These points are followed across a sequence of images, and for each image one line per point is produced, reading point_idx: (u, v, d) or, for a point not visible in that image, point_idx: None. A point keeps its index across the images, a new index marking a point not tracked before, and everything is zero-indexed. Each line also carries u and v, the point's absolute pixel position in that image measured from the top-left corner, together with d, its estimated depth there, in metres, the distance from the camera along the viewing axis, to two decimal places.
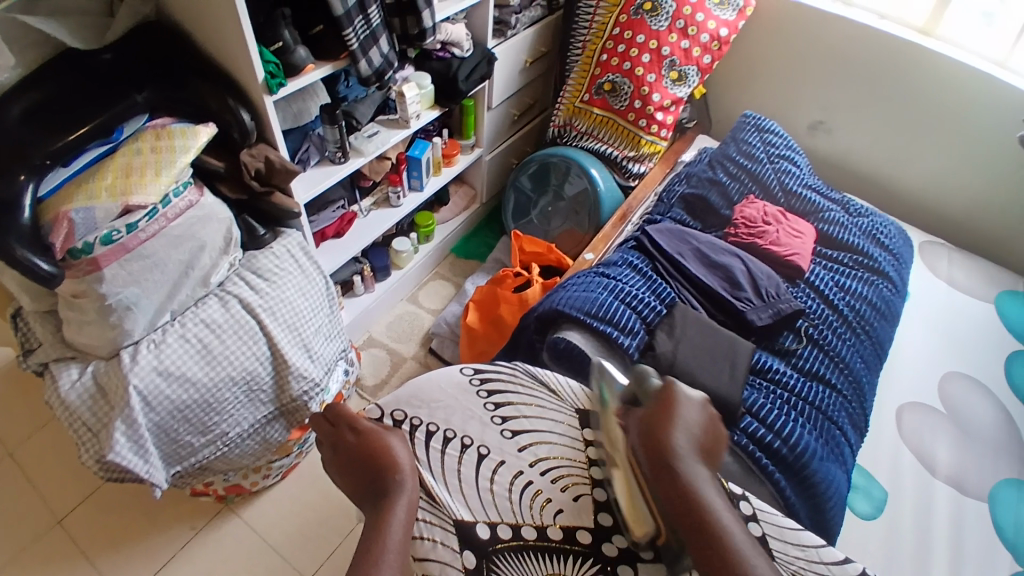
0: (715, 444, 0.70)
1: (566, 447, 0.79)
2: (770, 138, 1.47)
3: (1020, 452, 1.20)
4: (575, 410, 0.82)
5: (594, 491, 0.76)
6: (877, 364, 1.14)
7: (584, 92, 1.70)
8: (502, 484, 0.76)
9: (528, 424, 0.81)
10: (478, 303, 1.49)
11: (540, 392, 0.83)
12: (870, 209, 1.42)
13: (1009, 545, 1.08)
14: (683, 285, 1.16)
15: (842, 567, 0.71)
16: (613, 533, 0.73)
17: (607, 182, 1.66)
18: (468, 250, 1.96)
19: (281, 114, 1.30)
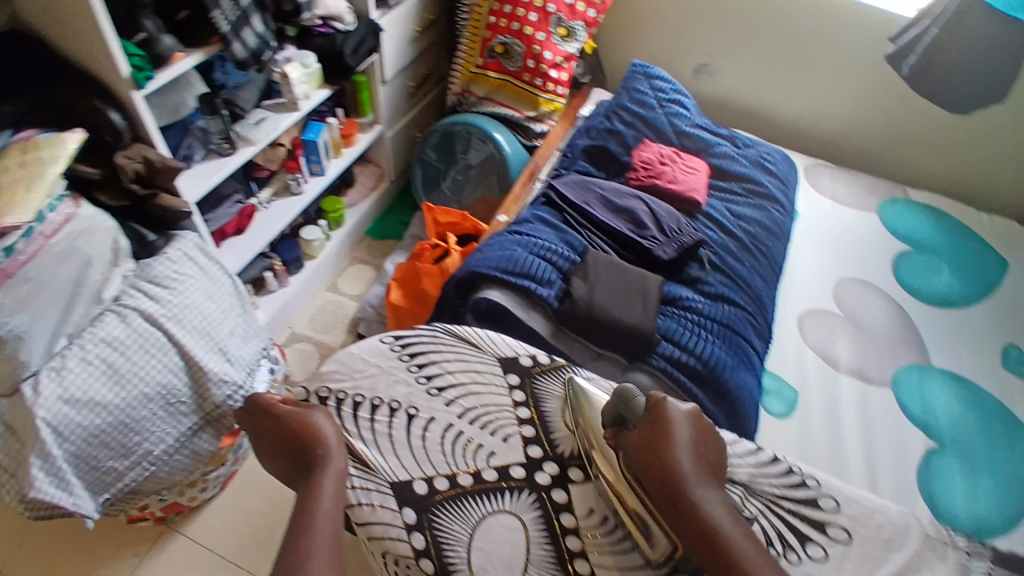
0: (714, 454, 0.68)
1: (492, 395, 0.81)
2: (658, 84, 1.52)
3: (905, 339, 1.35)
4: (497, 358, 0.85)
5: (522, 428, 0.79)
6: (775, 281, 1.25)
7: (477, 57, 1.69)
8: (434, 438, 0.78)
9: (454, 379, 0.83)
10: (400, 281, 1.48)
11: (462, 347, 0.86)
12: (754, 139, 1.52)
13: (916, 422, 1.22)
14: (594, 231, 1.19)
15: (756, 456, 0.76)
16: (545, 461, 0.77)
17: (513, 144, 1.65)
18: (382, 229, 1.93)
19: (156, 110, 1.21)
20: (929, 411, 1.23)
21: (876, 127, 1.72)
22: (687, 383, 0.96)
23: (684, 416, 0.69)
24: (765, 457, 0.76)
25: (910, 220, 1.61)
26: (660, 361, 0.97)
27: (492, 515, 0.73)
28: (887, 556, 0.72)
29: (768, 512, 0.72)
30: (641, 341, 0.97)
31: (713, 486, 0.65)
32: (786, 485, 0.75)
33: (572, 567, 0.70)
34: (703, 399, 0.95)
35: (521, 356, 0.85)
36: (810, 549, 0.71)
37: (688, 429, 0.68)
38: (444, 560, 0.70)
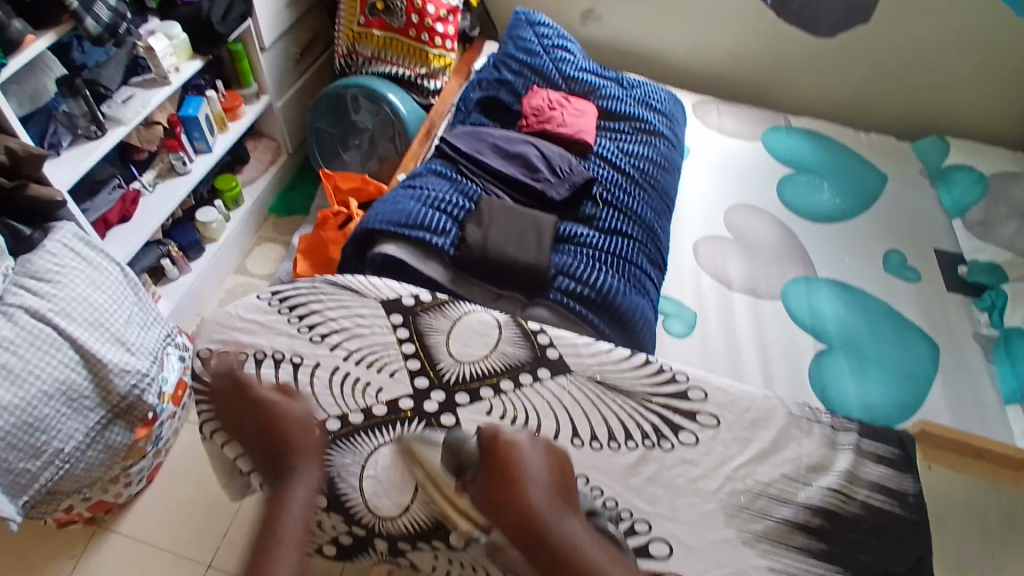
0: (569, 481, 0.68)
1: (377, 335, 0.84)
2: (542, 31, 1.54)
3: (790, 252, 1.47)
4: (379, 301, 0.88)
5: (408, 363, 0.82)
6: (666, 212, 1.31)
7: (358, 15, 1.64)
8: (322, 382, 0.80)
9: (337, 325, 0.85)
10: (305, 253, 1.46)
11: (344, 294, 0.88)
12: (639, 79, 1.56)
13: (806, 328, 1.33)
14: (489, 179, 1.21)
15: (629, 360, 0.85)
16: (432, 389, 0.80)
17: (407, 104, 1.63)
18: (289, 206, 1.87)
19: (14, 99, 1.14)
20: (816, 315, 1.35)
21: (755, 58, 1.81)
22: (584, 312, 1.01)
23: (533, 449, 0.69)
24: (636, 359, 0.84)
25: (792, 143, 1.71)
26: (558, 295, 1.02)
27: (388, 445, 0.77)
28: (756, 433, 0.81)
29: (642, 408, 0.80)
30: (537, 277, 1.01)
31: (573, 514, 0.64)
32: (657, 382, 0.82)
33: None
34: (599, 323, 1.01)
35: (404, 297, 0.88)
36: (683, 436, 0.79)
37: (537, 463, 0.67)
38: (338, 493, 0.74)
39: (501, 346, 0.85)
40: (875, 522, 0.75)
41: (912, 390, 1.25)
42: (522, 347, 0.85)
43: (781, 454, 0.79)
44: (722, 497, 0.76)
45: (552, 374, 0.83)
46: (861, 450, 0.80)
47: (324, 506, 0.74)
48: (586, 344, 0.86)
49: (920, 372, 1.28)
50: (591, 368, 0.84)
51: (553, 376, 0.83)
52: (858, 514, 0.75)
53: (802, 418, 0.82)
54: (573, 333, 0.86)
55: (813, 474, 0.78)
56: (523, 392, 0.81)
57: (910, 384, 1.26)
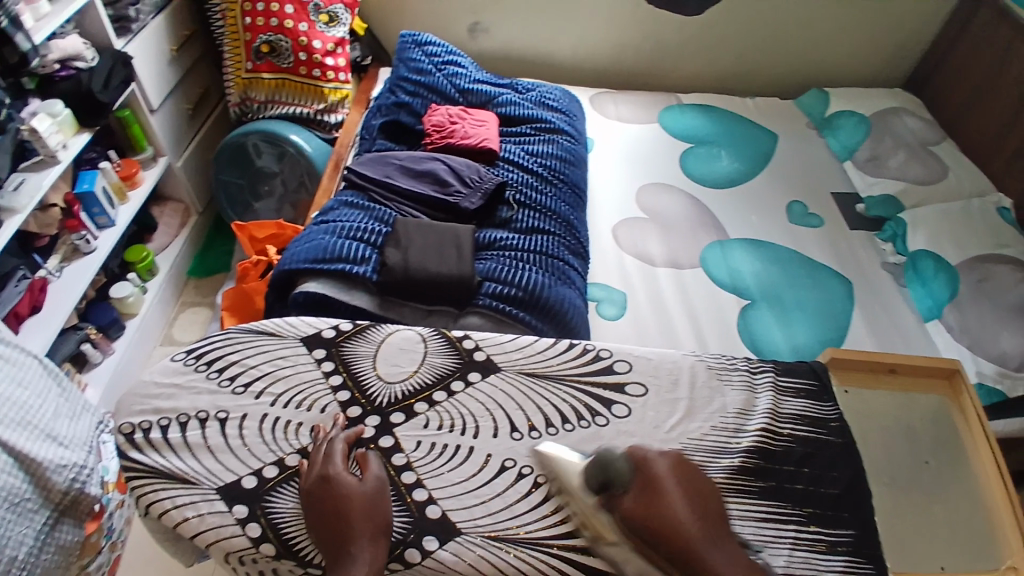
0: (710, 506, 0.69)
1: (302, 375, 0.84)
2: (430, 49, 1.57)
3: (703, 221, 1.54)
4: (299, 338, 0.88)
5: (337, 394, 0.82)
6: (580, 203, 1.36)
7: (245, 61, 1.63)
8: (253, 431, 0.79)
9: (259, 371, 0.84)
10: (230, 308, 1.43)
11: (262, 339, 0.88)
12: (534, 83, 1.62)
13: (729, 288, 1.41)
14: (402, 200, 1.22)
15: (554, 346, 0.89)
16: (367, 415, 0.80)
17: (312, 141, 1.63)
18: (208, 265, 1.82)
19: None
20: (734, 275, 1.43)
21: (639, 47, 1.89)
22: (516, 311, 1.03)
23: (672, 480, 0.69)
24: (560, 344, 0.89)
25: (688, 121, 1.80)
26: (487, 300, 1.04)
27: None
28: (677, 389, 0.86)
29: (570, 387, 0.84)
30: (465, 287, 1.03)
31: (719, 547, 0.65)
32: (584, 363, 0.87)
33: (410, 498, 0.74)
34: (530, 320, 1.04)
35: (324, 330, 0.89)
36: (616, 409, 0.82)
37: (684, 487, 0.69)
38: (285, 538, 0.71)
39: (430, 358, 0.87)
40: (805, 450, 0.80)
41: (832, 326, 1.34)
42: (450, 356, 0.87)
43: (709, 407, 0.84)
44: None
45: (483, 375, 0.85)
46: (780, 386, 0.87)
47: (273, 554, 0.71)
48: (512, 341, 0.89)
49: (838, 305, 1.39)
50: (519, 362, 0.87)
51: (484, 377, 0.85)
52: (789, 447, 0.80)
53: (720, 367, 0.88)
54: (498, 334, 0.90)
55: (741, 419, 0.83)
56: (456, 399, 0.83)
57: (830, 321, 1.35)
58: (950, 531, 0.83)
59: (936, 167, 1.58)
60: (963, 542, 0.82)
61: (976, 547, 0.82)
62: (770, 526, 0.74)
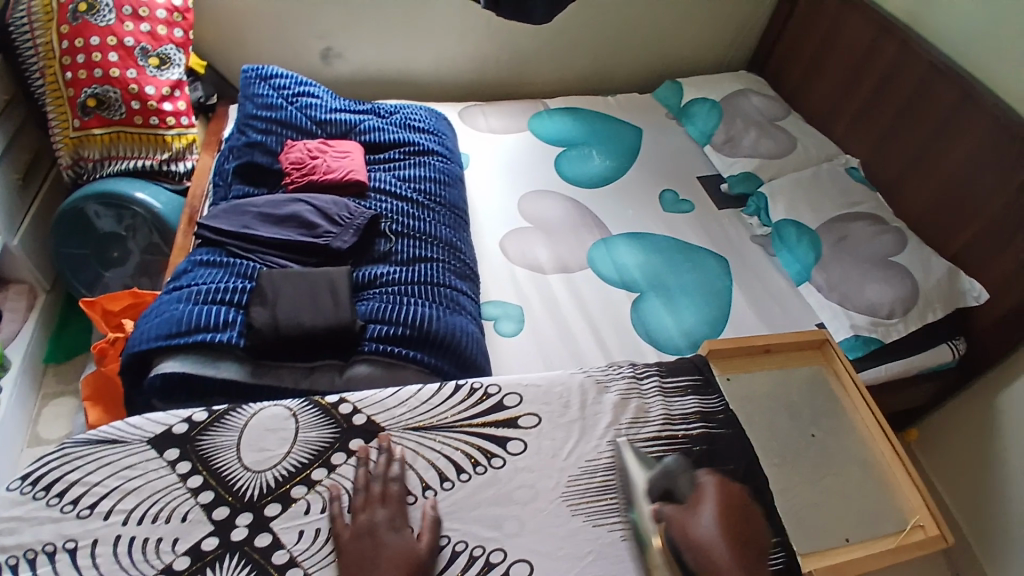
0: (748, 540, 0.74)
1: (158, 482, 0.75)
2: (278, 82, 1.47)
3: (585, 221, 1.57)
4: (145, 441, 0.78)
5: (199, 498, 0.73)
6: (461, 223, 1.33)
7: (71, 119, 1.45)
8: (106, 559, 0.69)
9: (106, 487, 0.74)
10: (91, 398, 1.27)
11: (106, 449, 0.77)
12: (397, 105, 1.56)
13: (619, 284, 1.44)
14: (266, 250, 1.13)
15: (439, 393, 0.85)
16: (237, 514, 0.73)
17: (161, 196, 1.48)
18: (66, 347, 1.60)
19: None
20: (622, 270, 1.46)
21: (499, 56, 1.89)
22: (405, 351, 0.99)
23: (713, 514, 0.74)
24: (446, 391, 0.85)
25: (557, 125, 1.83)
26: (372, 345, 0.98)
27: None
28: (568, 411, 0.87)
29: (462, 433, 0.82)
30: (344, 336, 0.97)
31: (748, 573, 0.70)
32: (471, 405, 0.84)
33: None
34: (425, 358, 1.00)
35: (174, 425, 0.79)
36: (510, 447, 0.82)
37: (721, 517, 0.74)
38: None
39: (302, 433, 0.80)
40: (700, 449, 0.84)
41: (716, 304, 1.41)
42: (325, 428, 0.81)
43: (600, 422, 0.86)
44: (563, 489, 0.79)
45: (366, 441, 0.80)
46: (665, 389, 0.91)
47: None
48: (392, 396, 0.84)
49: (719, 284, 1.46)
50: (405, 418, 0.82)
51: (367, 442, 0.80)
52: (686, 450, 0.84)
53: (602, 380, 0.91)
54: (374, 392, 0.84)
55: (635, 428, 0.85)
56: (336, 474, 0.77)
57: (714, 300, 1.42)
58: (858, 503, 0.88)
59: (784, 139, 1.69)
60: (869, 509, 0.88)
61: (882, 512, 0.88)
62: None
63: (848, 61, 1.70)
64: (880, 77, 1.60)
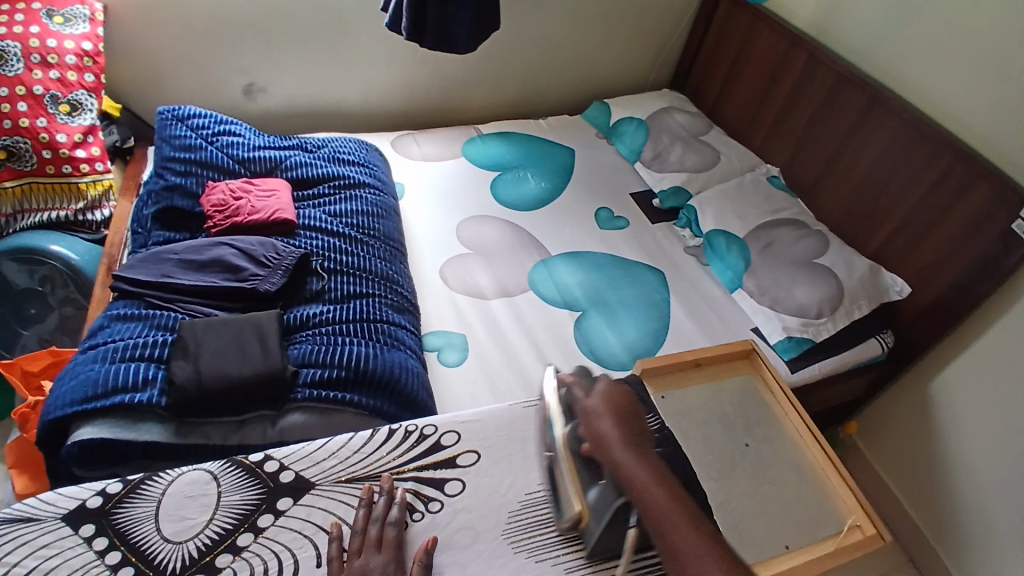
0: (640, 429, 0.75)
1: (76, 560, 0.69)
2: (195, 122, 1.43)
3: (523, 243, 1.58)
4: (60, 518, 0.72)
5: (119, 574, 0.69)
6: (397, 256, 1.31)
7: None
8: None
9: (20, 570, 0.68)
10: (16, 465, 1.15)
11: (17, 528, 0.71)
12: (325, 138, 1.54)
13: (562, 303, 1.45)
14: (189, 299, 1.08)
15: (371, 439, 0.84)
16: None
17: (78, 247, 1.40)
18: None
19: None
20: (562, 290, 1.48)
21: (429, 85, 1.90)
22: (342, 394, 0.96)
23: (603, 411, 0.75)
24: (379, 437, 0.84)
25: (490, 150, 1.84)
26: (305, 391, 0.95)
27: None
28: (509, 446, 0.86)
29: (396, 480, 0.80)
30: (276, 383, 0.93)
31: (642, 457, 0.70)
32: (407, 449, 0.83)
33: None
34: (363, 400, 0.97)
35: (88, 500, 0.74)
36: (449, 488, 0.80)
37: (614, 406, 0.75)
38: None
39: (225, 498, 0.76)
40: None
41: (657, 317, 1.44)
42: (250, 489, 0.77)
43: (538, 453, 0.86)
44: (505, 526, 0.78)
45: (295, 499, 0.77)
46: None
47: None
48: (321, 448, 0.82)
49: (657, 297, 1.49)
50: (336, 470, 0.80)
51: (296, 501, 0.77)
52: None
53: (540, 409, 0.91)
54: (302, 445, 0.82)
55: None
56: (263, 538, 0.73)
57: (654, 312, 1.45)
58: (795, 508, 0.91)
59: (709, 153, 1.76)
60: (808, 514, 0.91)
61: (820, 515, 0.90)
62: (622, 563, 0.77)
63: (760, 76, 1.80)
64: (791, 89, 1.70)
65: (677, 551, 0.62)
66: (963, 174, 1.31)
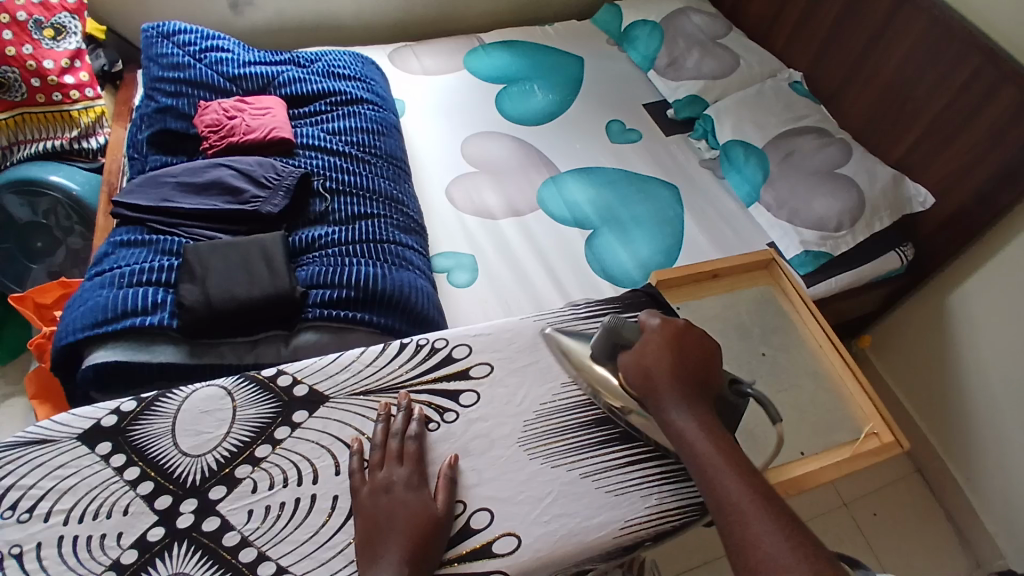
0: (693, 366, 0.73)
1: (94, 477, 0.71)
2: (182, 38, 1.35)
3: (531, 160, 1.52)
4: (76, 437, 0.74)
5: (140, 488, 0.71)
6: (401, 175, 1.26)
7: None
8: (51, 558, 0.66)
9: (42, 488, 0.70)
10: (38, 395, 1.20)
11: (35, 450, 0.73)
12: (319, 52, 1.45)
13: (573, 222, 1.41)
14: (191, 223, 1.06)
15: (383, 354, 0.84)
16: (183, 500, 0.70)
17: (78, 176, 1.36)
18: (6, 347, 1.50)
19: None
20: (572, 207, 1.44)
21: None
22: (351, 314, 0.95)
23: (657, 348, 0.74)
24: (390, 351, 0.84)
25: (495, 61, 1.74)
26: (316, 311, 0.95)
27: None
28: (523, 357, 0.86)
29: (411, 394, 0.80)
30: (285, 304, 0.92)
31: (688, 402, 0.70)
32: (420, 363, 0.83)
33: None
34: (374, 319, 0.96)
35: (103, 418, 0.75)
36: (463, 399, 0.81)
37: (667, 345, 0.74)
38: None
39: (241, 412, 0.77)
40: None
41: (670, 232, 1.40)
42: (267, 402, 0.78)
43: (553, 365, 0.86)
44: (519, 435, 0.79)
45: (310, 412, 0.78)
46: None
47: None
48: (334, 363, 0.82)
49: (671, 212, 1.45)
50: (349, 383, 0.81)
51: (312, 413, 0.78)
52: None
53: (554, 322, 0.90)
54: (315, 359, 0.82)
55: None
56: (282, 449, 0.75)
57: (668, 227, 1.42)
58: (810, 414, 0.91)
59: (728, 57, 1.64)
60: (824, 420, 0.91)
61: (837, 422, 0.91)
62: (635, 468, 0.78)
63: None
64: None
65: (720, 496, 0.63)
66: (995, 75, 1.21)
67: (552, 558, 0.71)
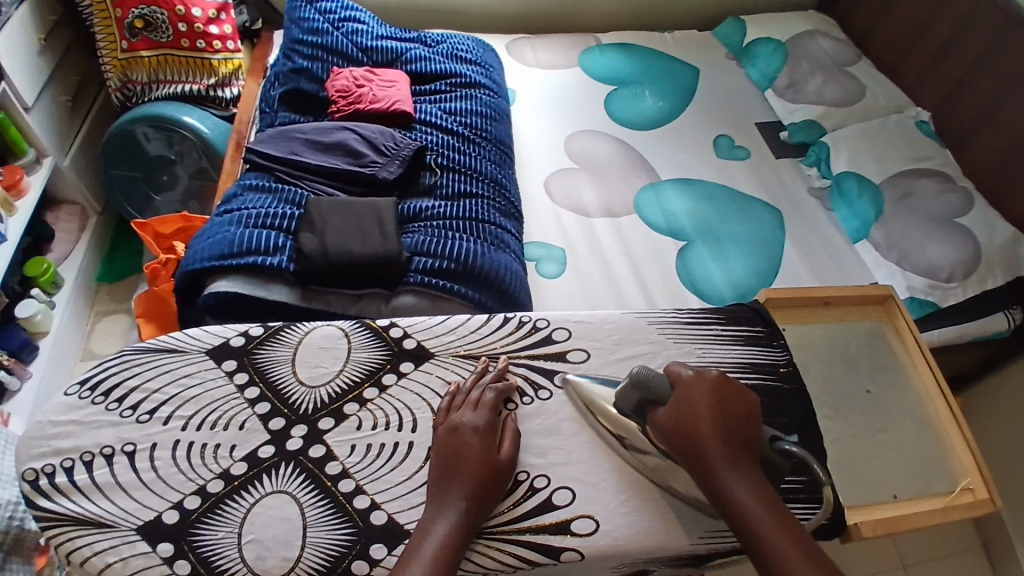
0: (739, 424, 0.71)
1: (214, 391, 0.78)
2: (323, 6, 1.43)
3: (634, 163, 1.52)
4: (204, 352, 0.81)
5: (256, 408, 0.77)
6: (507, 160, 1.30)
7: (119, 41, 1.44)
8: (165, 459, 0.73)
9: (167, 393, 0.78)
10: (145, 316, 1.32)
11: (165, 359, 0.81)
12: (444, 33, 1.51)
13: (668, 232, 1.39)
14: (314, 178, 1.13)
15: (484, 323, 0.87)
16: (293, 425, 0.76)
17: (208, 122, 1.48)
18: (118, 269, 1.64)
19: None
20: (669, 216, 1.42)
21: None
22: (449, 285, 0.99)
23: (700, 399, 0.71)
24: (495, 322, 0.87)
25: (608, 62, 1.74)
26: (417, 277, 0.99)
27: (273, 493, 0.71)
28: (616, 352, 0.87)
29: (510, 364, 0.83)
30: (389, 266, 0.97)
31: (739, 469, 0.67)
32: (520, 338, 0.86)
33: (352, 506, 0.71)
34: (469, 293, 1.00)
35: (231, 338, 0.82)
36: (558, 380, 0.83)
37: (710, 403, 0.71)
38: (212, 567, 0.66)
39: (354, 353, 0.82)
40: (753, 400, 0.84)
41: (766, 257, 1.36)
42: (376, 348, 0.83)
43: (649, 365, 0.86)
44: None
45: (416, 364, 0.82)
46: (722, 336, 0.90)
47: None
48: (441, 324, 0.86)
49: (771, 236, 1.41)
50: (453, 345, 0.84)
51: (417, 366, 0.82)
52: None
53: (653, 322, 0.90)
54: (425, 319, 0.86)
55: None
56: (388, 394, 0.79)
57: (764, 251, 1.38)
58: (908, 461, 0.87)
59: (854, 86, 1.57)
60: (921, 467, 0.87)
61: (935, 472, 0.87)
62: None
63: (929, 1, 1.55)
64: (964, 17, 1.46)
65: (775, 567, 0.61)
66: None
67: (624, 550, 0.72)
